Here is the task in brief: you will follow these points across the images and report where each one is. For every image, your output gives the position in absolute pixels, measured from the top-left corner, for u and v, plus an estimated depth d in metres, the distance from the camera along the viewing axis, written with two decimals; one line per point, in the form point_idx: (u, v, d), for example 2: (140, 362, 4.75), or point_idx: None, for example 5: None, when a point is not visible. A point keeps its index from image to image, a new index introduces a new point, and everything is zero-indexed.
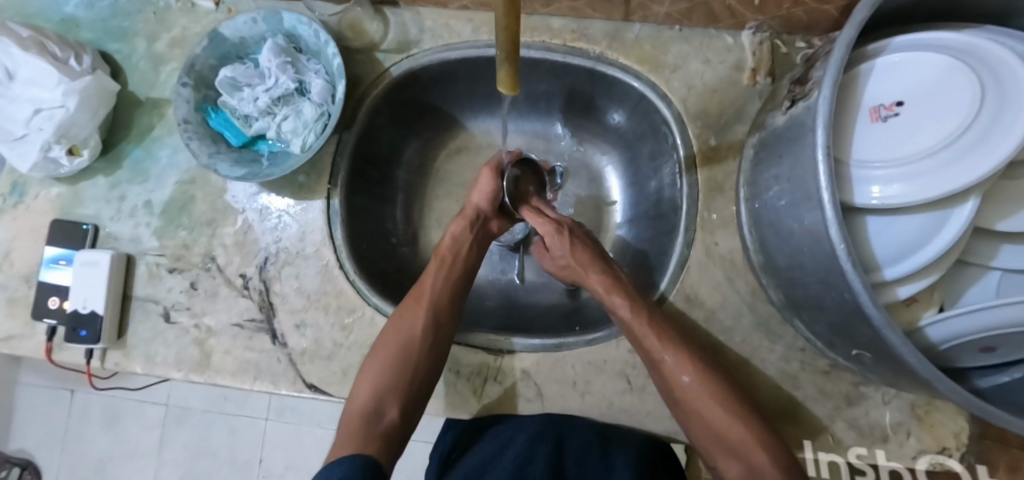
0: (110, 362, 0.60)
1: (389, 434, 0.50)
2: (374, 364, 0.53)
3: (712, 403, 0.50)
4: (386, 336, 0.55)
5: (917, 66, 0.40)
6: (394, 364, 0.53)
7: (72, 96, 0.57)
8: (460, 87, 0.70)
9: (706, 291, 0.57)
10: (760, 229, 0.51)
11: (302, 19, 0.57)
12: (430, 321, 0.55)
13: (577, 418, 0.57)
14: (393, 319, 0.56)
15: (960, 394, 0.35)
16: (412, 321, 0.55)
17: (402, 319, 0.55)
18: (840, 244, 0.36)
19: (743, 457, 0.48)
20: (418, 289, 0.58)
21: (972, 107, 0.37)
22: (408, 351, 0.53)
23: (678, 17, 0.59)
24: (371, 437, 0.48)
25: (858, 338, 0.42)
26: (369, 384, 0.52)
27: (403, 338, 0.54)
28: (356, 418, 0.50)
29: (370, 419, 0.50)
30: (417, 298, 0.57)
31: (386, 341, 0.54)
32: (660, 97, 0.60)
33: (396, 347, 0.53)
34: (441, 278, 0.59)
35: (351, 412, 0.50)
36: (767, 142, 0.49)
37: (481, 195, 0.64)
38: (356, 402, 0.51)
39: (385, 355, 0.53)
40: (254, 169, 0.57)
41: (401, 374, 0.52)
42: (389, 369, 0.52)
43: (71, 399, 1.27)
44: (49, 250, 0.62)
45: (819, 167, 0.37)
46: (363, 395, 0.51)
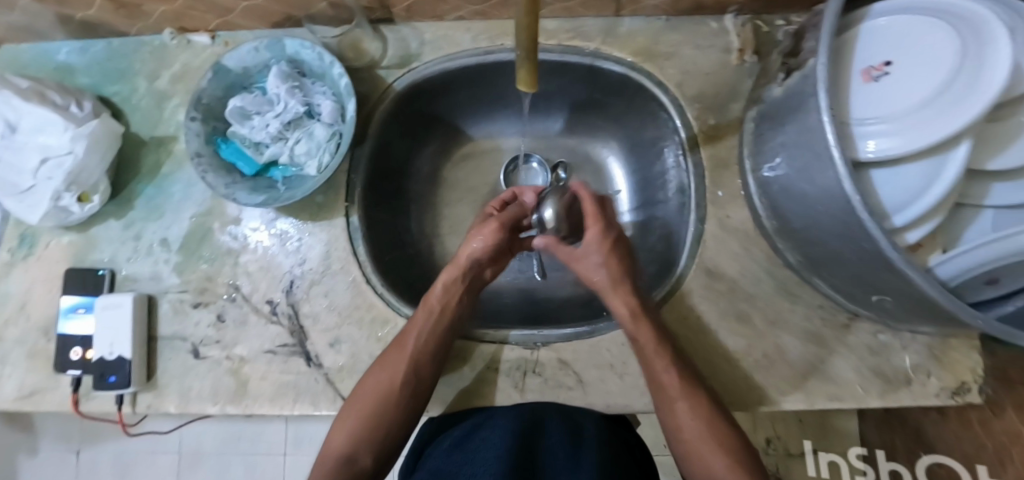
0: (141, 405, 0.60)
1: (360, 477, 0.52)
2: (350, 413, 0.53)
3: (713, 453, 0.50)
4: (366, 385, 0.54)
5: (901, 32, 0.44)
6: (369, 413, 0.53)
7: (79, 142, 0.57)
8: (460, 96, 0.71)
9: (725, 262, 0.60)
10: (771, 196, 0.54)
11: (305, 43, 0.58)
12: (409, 377, 0.53)
13: (546, 413, 0.55)
14: (375, 368, 0.55)
15: (980, 319, 0.38)
16: (392, 376, 0.53)
17: (385, 370, 0.54)
18: (856, 196, 0.39)
19: None
20: (401, 342, 0.55)
21: (954, 62, 0.40)
22: (388, 404, 0.53)
23: (665, 8, 0.62)
24: None
25: (878, 283, 0.46)
26: (345, 429, 0.53)
27: (384, 390, 0.53)
28: (330, 461, 0.52)
29: (344, 465, 0.52)
30: (398, 352, 0.54)
31: (366, 389, 0.54)
32: (657, 84, 0.63)
33: (377, 398, 0.53)
34: (428, 329, 0.55)
35: (327, 454, 0.52)
36: (767, 114, 0.52)
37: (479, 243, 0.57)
38: (333, 443, 0.53)
39: (361, 406, 0.53)
40: (273, 194, 0.58)
41: (375, 422, 0.53)
42: (364, 420, 0.53)
43: (77, 458, 1.22)
44: (67, 298, 0.61)
45: (825, 128, 0.40)
46: (338, 438, 0.53)
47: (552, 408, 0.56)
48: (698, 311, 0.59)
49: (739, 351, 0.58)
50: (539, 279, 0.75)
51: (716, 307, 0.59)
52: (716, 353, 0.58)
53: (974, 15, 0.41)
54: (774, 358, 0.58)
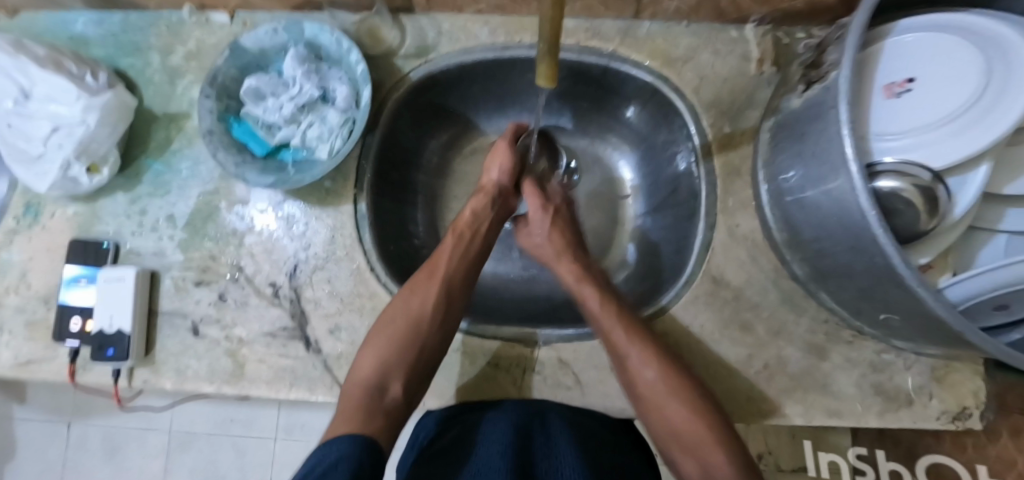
0: (138, 379, 0.59)
1: (392, 408, 0.49)
2: (382, 337, 0.53)
3: (695, 433, 0.48)
4: (395, 308, 0.55)
5: (929, 46, 0.43)
6: (406, 336, 0.53)
7: (92, 112, 0.57)
8: (474, 90, 0.71)
9: (732, 271, 0.59)
10: (782, 206, 0.53)
11: (324, 28, 0.58)
12: (442, 299, 0.56)
13: (549, 405, 0.55)
14: (405, 290, 0.56)
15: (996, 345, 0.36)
16: (422, 293, 0.55)
17: (414, 294, 0.55)
18: (871, 210, 0.38)
19: (700, 455, 0.48)
20: (432, 264, 0.58)
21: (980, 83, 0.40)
22: (421, 325, 0.54)
23: (686, 13, 0.62)
24: (373, 412, 0.47)
25: (887, 301, 0.45)
26: (374, 357, 0.52)
27: (414, 312, 0.54)
28: (359, 391, 0.49)
29: (374, 392, 0.49)
30: (429, 275, 0.57)
31: (403, 309, 0.54)
32: (673, 88, 0.63)
33: (408, 320, 0.53)
34: (456, 252, 0.59)
35: (354, 385, 0.50)
36: (784, 126, 0.52)
37: (499, 170, 0.65)
38: (360, 375, 0.51)
39: (393, 330, 0.53)
40: (282, 176, 0.58)
41: (406, 350, 0.52)
42: (398, 342, 0.52)
43: (67, 432, 1.22)
44: (69, 268, 0.61)
45: (844, 141, 0.40)
46: (367, 369, 0.51)
47: (554, 405, 0.55)
48: (701, 319, 0.59)
49: (741, 359, 0.58)
50: (557, 275, 0.76)
51: (721, 317, 0.59)
52: (717, 361, 0.58)
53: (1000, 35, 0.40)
54: (774, 371, 0.57)
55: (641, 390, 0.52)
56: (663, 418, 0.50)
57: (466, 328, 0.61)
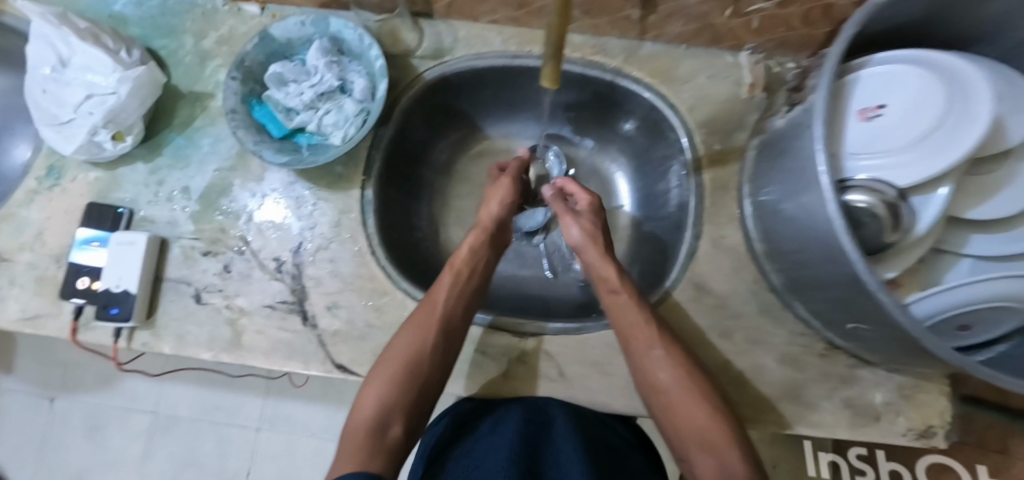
0: (138, 341, 0.61)
1: (395, 446, 0.51)
2: (383, 377, 0.54)
3: (703, 418, 0.51)
4: (396, 346, 0.56)
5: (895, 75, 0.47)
6: (402, 380, 0.54)
7: (125, 84, 0.60)
8: (483, 95, 0.76)
9: (714, 279, 0.62)
10: (764, 219, 0.57)
11: (349, 24, 0.63)
12: (439, 340, 0.56)
13: (554, 406, 0.57)
14: (404, 330, 0.56)
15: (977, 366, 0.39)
16: (419, 334, 0.56)
17: (412, 335, 0.56)
18: (839, 220, 0.42)
19: (715, 452, 0.50)
20: (429, 302, 0.58)
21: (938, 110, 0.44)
22: (418, 367, 0.55)
23: (686, 37, 0.66)
24: (377, 451, 0.49)
25: (855, 310, 0.48)
26: (375, 397, 0.53)
27: (412, 354, 0.55)
28: (362, 428, 0.51)
29: (376, 432, 0.51)
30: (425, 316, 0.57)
31: (399, 351, 0.55)
32: (670, 105, 0.67)
33: (406, 361, 0.54)
34: (454, 294, 0.59)
35: (358, 422, 0.52)
36: (769, 144, 0.56)
37: (499, 201, 0.67)
38: (364, 412, 0.53)
39: (394, 368, 0.54)
40: (296, 157, 0.61)
41: (405, 389, 0.54)
42: (399, 382, 0.54)
43: (51, 406, 1.22)
44: (83, 230, 0.64)
45: (818, 155, 0.43)
46: (369, 407, 0.53)
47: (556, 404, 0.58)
48: (683, 323, 0.61)
49: (718, 363, 0.60)
50: (550, 277, 0.78)
51: (702, 321, 0.61)
52: None
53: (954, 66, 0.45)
54: (750, 377, 0.60)
55: (662, 392, 0.53)
56: (678, 417, 0.52)
57: None
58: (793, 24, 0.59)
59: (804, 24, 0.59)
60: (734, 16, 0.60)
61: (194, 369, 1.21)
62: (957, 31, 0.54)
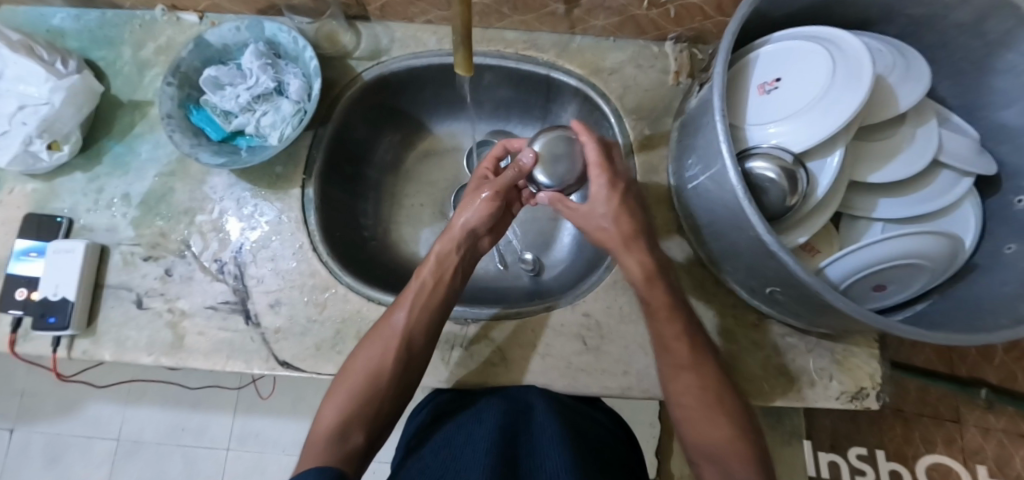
0: (77, 349, 0.61)
1: (352, 459, 0.47)
2: (345, 387, 0.51)
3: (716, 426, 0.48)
4: (358, 359, 0.53)
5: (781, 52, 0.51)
6: (362, 392, 0.50)
7: (58, 93, 0.61)
8: (424, 94, 0.78)
9: (648, 257, 0.64)
10: (686, 196, 0.59)
11: (283, 28, 0.65)
12: (401, 354, 0.53)
13: (533, 389, 0.59)
14: (366, 342, 0.53)
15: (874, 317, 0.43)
16: (379, 346, 0.53)
17: (373, 346, 0.53)
18: (739, 185, 0.44)
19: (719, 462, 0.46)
20: (391, 312, 0.55)
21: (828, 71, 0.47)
22: (378, 381, 0.51)
23: (611, 29, 0.69)
24: (332, 460, 0.46)
25: (767, 273, 0.50)
26: (336, 404, 0.50)
27: (374, 365, 0.51)
28: (318, 441, 0.47)
29: (333, 439, 0.47)
30: (388, 329, 0.54)
31: (361, 363, 0.52)
32: (601, 95, 0.70)
33: (366, 372, 0.51)
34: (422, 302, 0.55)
35: (315, 435, 0.48)
36: (686, 124, 0.58)
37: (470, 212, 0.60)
38: (322, 425, 0.49)
39: (356, 380, 0.51)
40: (234, 157, 0.62)
41: (365, 401, 0.50)
42: (360, 393, 0.50)
43: (9, 435, 1.18)
44: (20, 241, 0.63)
45: (718, 126, 0.46)
46: (328, 419, 0.49)
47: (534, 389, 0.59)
48: (620, 301, 0.63)
49: None
50: (500, 268, 0.80)
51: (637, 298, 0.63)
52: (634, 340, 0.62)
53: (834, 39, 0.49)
54: None
55: (682, 398, 0.50)
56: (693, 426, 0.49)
57: None
58: (705, 12, 0.62)
59: (716, 11, 0.62)
60: (651, 7, 0.63)
61: (157, 382, 1.20)
62: (853, 11, 0.58)
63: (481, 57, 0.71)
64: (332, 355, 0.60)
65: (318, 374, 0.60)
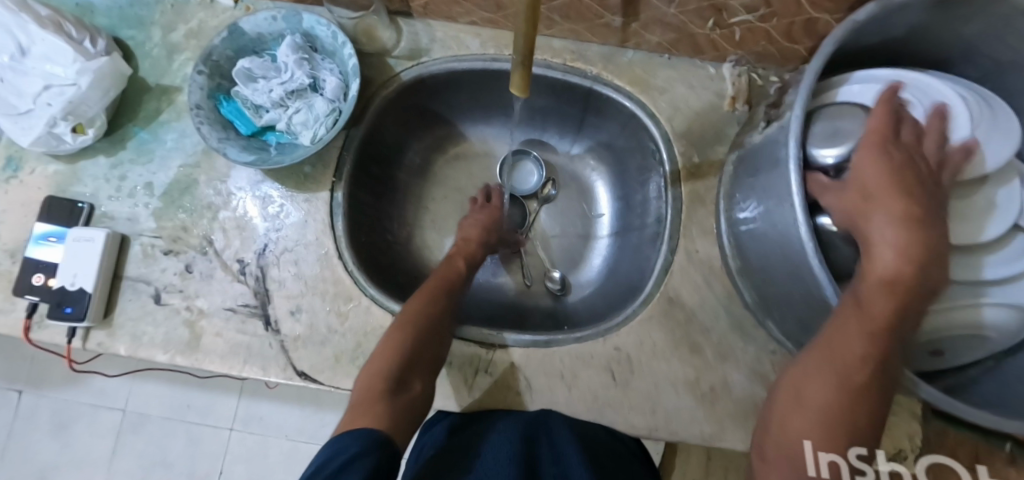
0: (92, 341, 0.59)
1: (409, 401, 0.48)
2: (396, 330, 0.52)
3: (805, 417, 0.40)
4: (408, 309, 0.54)
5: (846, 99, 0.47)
6: (414, 340, 0.51)
7: (85, 76, 0.58)
8: (461, 97, 0.74)
9: (687, 293, 0.61)
10: (737, 235, 0.56)
11: (321, 20, 0.61)
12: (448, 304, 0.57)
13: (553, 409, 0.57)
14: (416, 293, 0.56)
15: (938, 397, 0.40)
16: (432, 296, 0.56)
17: (424, 295, 0.56)
18: (808, 241, 0.40)
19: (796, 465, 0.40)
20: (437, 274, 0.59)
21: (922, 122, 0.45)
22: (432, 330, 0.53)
23: (667, 46, 0.65)
24: (391, 401, 0.46)
25: (821, 331, 0.47)
26: (391, 347, 0.50)
27: (426, 313, 0.53)
28: (377, 381, 0.48)
29: (395, 380, 0.48)
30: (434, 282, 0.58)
31: (409, 313, 0.53)
32: (649, 115, 0.66)
33: (420, 317, 0.53)
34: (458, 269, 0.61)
35: (370, 376, 0.48)
36: (744, 159, 0.54)
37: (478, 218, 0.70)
38: (374, 370, 0.49)
39: (411, 326, 0.52)
40: (263, 156, 0.59)
41: (421, 344, 0.51)
42: (415, 335, 0.51)
43: (18, 400, 1.19)
44: (39, 225, 0.61)
45: (791, 174, 0.42)
46: (381, 363, 0.50)
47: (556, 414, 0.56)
48: (654, 337, 0.60)
49: (687, 379, 0.59)
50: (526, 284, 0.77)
51: (672, 335, 0.60)
52: (665, 379, 0.59)
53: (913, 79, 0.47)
54: (721, 395, 0.58)
55: (803, 390, 0.41)
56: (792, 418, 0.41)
57: (460, 333, 0.61)
58: (774, 37, 0.58)
59: (785, 38, 0.58)
60: (715, 27, 0.59)
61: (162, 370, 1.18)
62: (938, 51, 0.53)
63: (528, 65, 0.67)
64: (350, 369, 0.58)
65: (335, 388, 0.58)
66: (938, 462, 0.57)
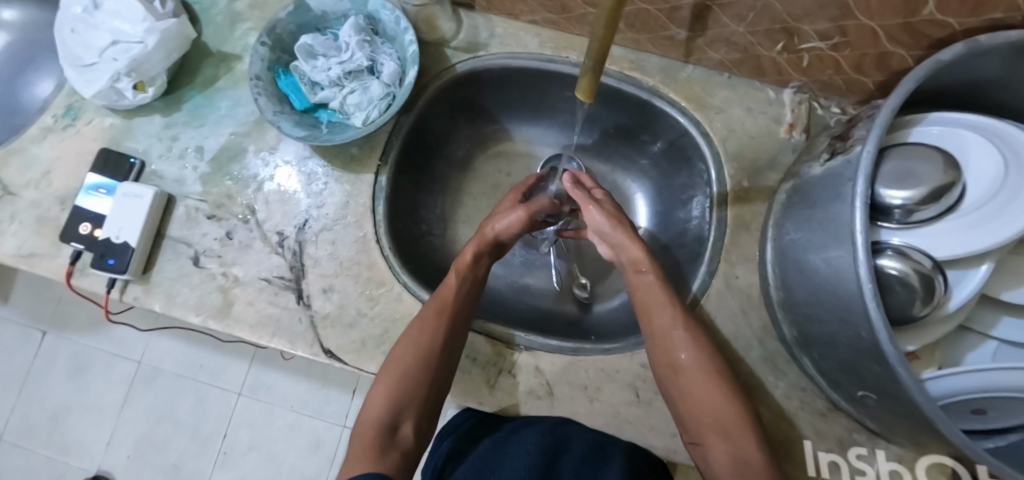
0: (129, 295, 0.61)
1: (405, 449, 0.47)
2: (388, 378, 0.50)
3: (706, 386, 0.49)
4: (402, 347, 0.52)
5: (920, 139, 0.47)
6: (408, 384, 0.50)
7: (153, 35, 0.59)
8: (512, 95, 0.74)
9: (721, 320, 0.60)
10: (782, 266, 0.54)
11: (386, 5, 0.61)
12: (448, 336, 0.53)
13: (574, 423, 0.56)
14: (412, 327, 0.53)
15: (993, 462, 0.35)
16: (428, 331, 0.52)
17: (420, 332, 0.52)
18: (869, 283, 0.38)
19: (730, 439, 0.45)
20: (434, 298, 0.55)
21: (997, 169, 0.43)
22: (423, 370, 0.50)
23: (729, 65, 0.64)
24: (387, 453, 0.45)
25: (864, 376, 0.45)
26: (383, 397, 0.49)
27: (421, 354, 0.51)
28: (369, 430, 0.47)
29: (384, 431, 0.47)
30: (433, 309, 0.54)
31: (400, 360, 0.51)
32: (702, 134, 0.65)
33: (414, 361, 0.51)
34: (461, 291, 0.56)
35: (364, 424, 0.47)
36: (799, 190, 0.53)
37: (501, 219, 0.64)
38: (369, 415, 0.48)
39: (402, 367, 0.50)
40: (314, 133, 0.60)
41: (414, 386, 0.50)
42: (408, 381, 0.50)
43: (42, 339, 1.22)
44: (91, 176, 0.63)
45: (855, 212, 0.40)
46: (376, 407, 0.48)
47: (576, 425, 0.55)
48: None
49: None
50: (554, 288, 0.77)
51: None
52: None
53: (996, 125, 0.45)
54: None
55: (676, 368, 0.51)
56: (693, 398, 0.49)
57: (489, 331, 0.61)
58: (843, 68, 0.56)
59: (855, 71, 0.56)
60: (783, 51, 0.57)
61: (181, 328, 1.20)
62: (1017, 103, 0.50)
63: (604, 76, 0.67)
64: (376, 353, 0.58)
65: (359, 370, 0.58)
66: (943, 465, 0.54)
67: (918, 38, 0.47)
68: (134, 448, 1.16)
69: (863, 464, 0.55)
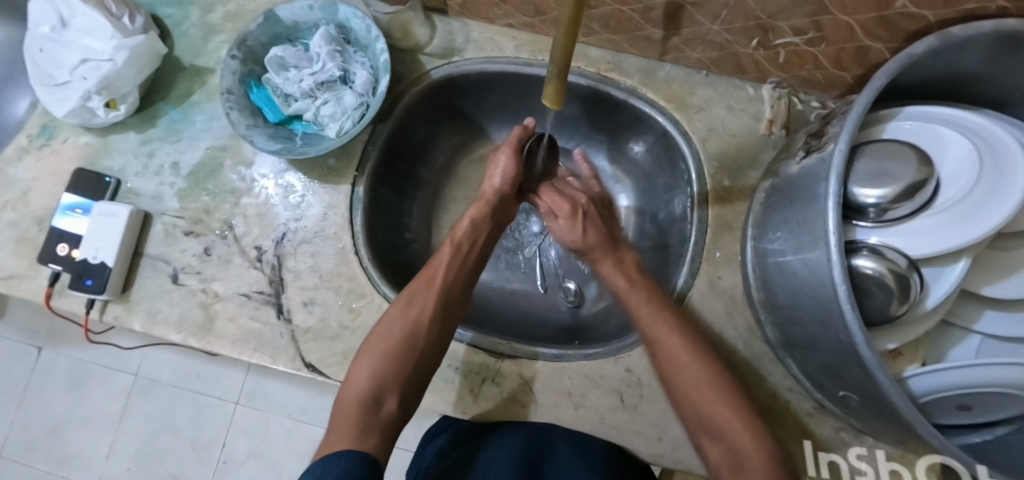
0: (110, 314, 0.60)
1: (388, 422, 0.46)
2: (375, 352, 0.50)
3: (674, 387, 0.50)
4: (389, 321, 0.52)
5: (894, 136, 0.46)
6: (397, 355, 0.49)
7: (122, 52, 0.59)
8: (492, 99, 0.73)
9: (705, 322, 0.60)
10: (763, 266, 0.54)
11: (357, 13, 0.60)
12: (439, 308, 0.54)
13: (557, 425, 0.57)
14: (400, 301, 0.53)
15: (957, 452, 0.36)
16: (417, 304, 0.53)
17: (409, 305, 0.53)
18: (842, 285, 0.38)
19: (718, 436, 0.46)
20: (425, 271, 0.56)
21: (972, 164, 0.43)
22: (412, 343, 0.51)
23: (707, 63, 0.63)
24: (370, 428, 0.44)
25: (845, 377, 0.45)
26: (367, 370, 0.49)
27: (409, 326, 0.51)
28: (353, 406, 0.46)
29: (368, 407, 0.46)
30: (424, 283, 0.55)
31: (387, 333, 0.51)
32: (682, 133, 0.64)
33: (402, 334, 0.51)
34: (452, 263, 0.57)
35: (347, 401, 0.46)
36: (777, 190, 0.52)
37: (501, 176, 0.61)
38: (352, 392, 0.47)
39: (390, 341, 0.50)
40: (288, 146, 0.59)
41: (402, 360, 0.50)
42: (396, 354, 0.50)
43: (38, 354, 1.22)
44: (67, 196, 0.62)
45: (829, 211, 0.39)
46: (360, 381, 0.48)
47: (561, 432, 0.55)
48: None
49: None
50: (541, 291, 0.76)
51: None
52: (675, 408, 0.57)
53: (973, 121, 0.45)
54: None
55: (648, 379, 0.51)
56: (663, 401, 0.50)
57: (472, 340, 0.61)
58: (820, 63, 0.55)
59: (832, 66, 0.55)
60: (760, 48, 0.56)
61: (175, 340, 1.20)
62: (998, 93, 0.49)
63: (578, 76, 0.66)
64: None
65: (341, 383, 0.58)
66: (939, 462, 0.53)
67: (892, 31, 0.46)
68: (133, 460, 1.16)
69: (861, 463, 0.55)
